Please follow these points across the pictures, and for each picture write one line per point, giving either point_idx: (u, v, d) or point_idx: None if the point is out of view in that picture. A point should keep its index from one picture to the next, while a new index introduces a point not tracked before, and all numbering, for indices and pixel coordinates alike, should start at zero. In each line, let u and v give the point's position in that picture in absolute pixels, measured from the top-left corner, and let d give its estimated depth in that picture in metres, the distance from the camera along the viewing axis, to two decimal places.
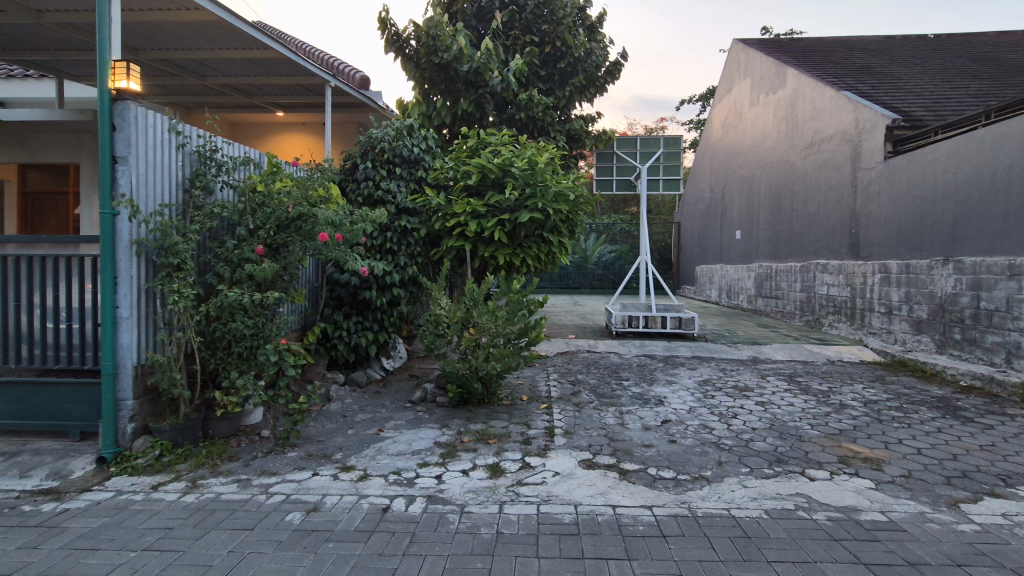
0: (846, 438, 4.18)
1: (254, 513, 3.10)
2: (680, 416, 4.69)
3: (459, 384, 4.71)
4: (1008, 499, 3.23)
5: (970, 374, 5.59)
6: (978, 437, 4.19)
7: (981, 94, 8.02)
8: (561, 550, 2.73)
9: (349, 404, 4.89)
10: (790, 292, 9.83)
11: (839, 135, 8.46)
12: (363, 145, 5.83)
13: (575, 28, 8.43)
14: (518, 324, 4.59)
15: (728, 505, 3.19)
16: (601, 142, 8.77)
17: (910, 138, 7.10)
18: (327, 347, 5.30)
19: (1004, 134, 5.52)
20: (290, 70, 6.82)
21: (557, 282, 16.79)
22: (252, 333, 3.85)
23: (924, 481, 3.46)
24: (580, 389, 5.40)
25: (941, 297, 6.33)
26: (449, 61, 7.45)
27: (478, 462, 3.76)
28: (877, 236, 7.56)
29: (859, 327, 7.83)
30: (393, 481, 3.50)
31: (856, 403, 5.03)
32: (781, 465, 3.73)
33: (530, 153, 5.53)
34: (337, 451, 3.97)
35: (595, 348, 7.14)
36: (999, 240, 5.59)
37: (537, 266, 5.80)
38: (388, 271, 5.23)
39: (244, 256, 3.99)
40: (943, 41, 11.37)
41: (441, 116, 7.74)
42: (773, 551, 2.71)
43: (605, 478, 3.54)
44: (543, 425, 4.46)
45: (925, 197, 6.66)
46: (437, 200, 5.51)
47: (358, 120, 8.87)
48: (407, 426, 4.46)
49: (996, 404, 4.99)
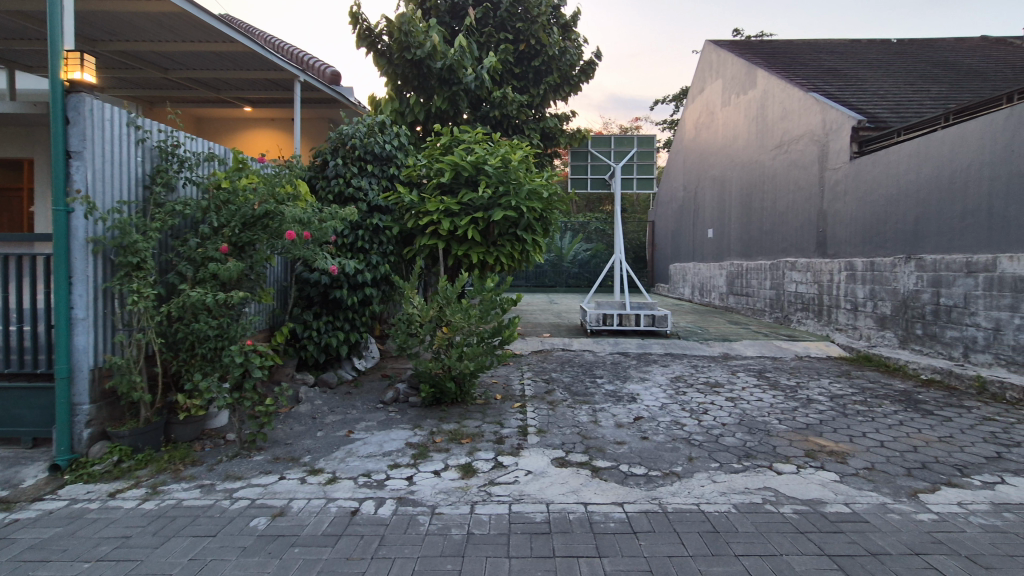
0: (812, 432, 4.27)
1: (217, 519, 3.01)
2: (652, 412, 4.73)
3: (432, 383, 4.65)
4: (964, 489, 3.33)
5: (931, 368, 5.76)
6: (938, 429, 4.33)
7: (942, 98, 8.29)
8: (532, 549, 2.72)
9: (319, 406, 4.79)
10: (760, 290, 10.01)
11: (807, 135, 8.65)
12: (333, 142, 5.73)
13: (549, 26, 8.41)
14: (492, 323, 4.56)
15: (698, 500, 3.22)
16: (576, 141, 8.82)
17: (874, 139, 7.29)
18: (297, 348, 5.21)
19: (962, 135, 5.73)
20: (257, 64, 6.65)
21: (532, 280, 16.84)
22: (216, 334, 3.74)
23: (886, 473, 3.55)
24: (553, 388, 5.40)
25: (904, 293, 6.51)
26: (423, 58, 7.37)
27: (450, 462, 3.72)
28: (843, 234, 7.76)
29: (826, 323, 8.02)
30: (362, 483, 3.43)
31: (823, 398, 5.15)
32: (750, 459, 3.78)
33: (503, 150, 5.51)
34: (305, 454, 3.89)
35: (570, 347, 7.14)
36: (957, 238, 5.80)
37: (512, 265, 5.77)
38: (359, 270, 5.15)
39: (208, 255, 3.87)
40: (906, 45, 11.74)
41: (414, 112, 7.65)
42: (741, 545, 2.75)
43: (577, 475, 3.54)
44: (516, 424, 4.44)
45: (887, 196, 6.87)
46: (409, 198, 5.45)
47: (329, 117, 8.73)
48: (378, 426, 4.39)
49: (954, 397, 5.15)
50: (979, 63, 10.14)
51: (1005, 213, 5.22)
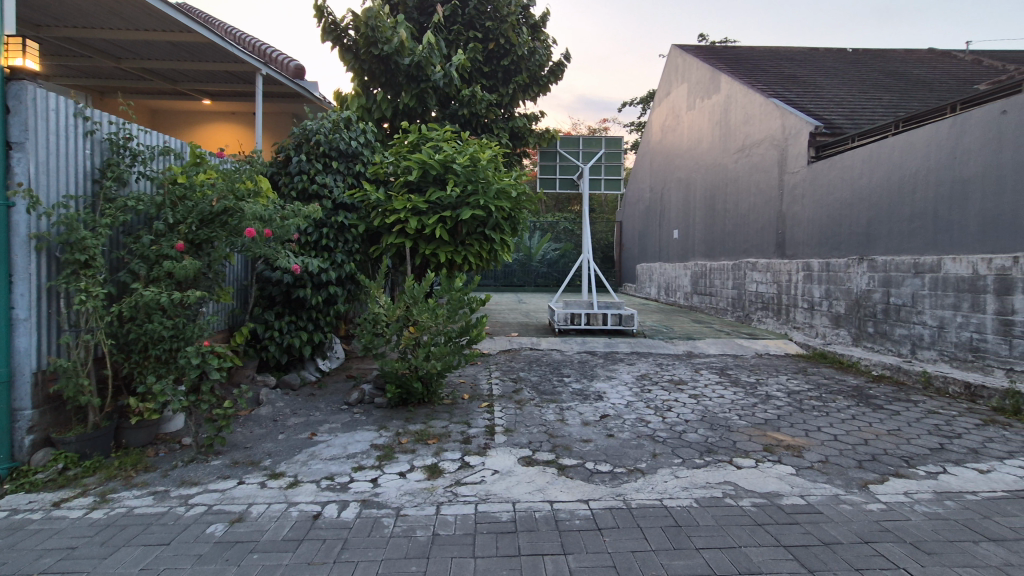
0: (770, 427, 4.41)
1: (171, 526, 2.90)
2: (617, 410, 4.79)
3: (398, 383, 4.59)
4: (910, 479, 3.50)
5: (881, 364, 6.04)
6: (887, 423, 4.53)
7: (892, 106, 8.68)
8: (498, 548, 2.72)
9: (281, 408, 4.67)
10: (723, 290, 10.28)
11: (767, 139, 8.92)
12: (297, 137, 5.60)
13: (518, 26, 8.41)
14: (459, 323, 4.53)
15: (661, 496, 3.28)
16: (545, 140, 8.86)
17: (830, 144, 7.57)
18: (258, 349, 5.08)
19: (910, 142, 6.02)
20: (216, 56, 6.43)
21: (501, 279, 16.86)
22: (171, 335, 3.60)
23: (839, 466, 3.69)
24: (521, 387, 5.41)
25: (857, 293, 6.79)
26: (390, 54, 7.28)
27: (415, 463, 3.68)
28: (801, 236, 8.04)
29: (784, 322, 8.29)
30: (325, 486, 3.37)
31: (781, 394, 5.32)
32: (711, 454, 3.88)
33: (472, 149, 5.49)
34: (265, 458, 3.78)
35: (538, 346, 7.17)
36: (905, 240, 6.08)
37: (480, 264, 5.76)
38: (323, 268, 5.05)
39: (162, 252, 3.72)
40: (861, 55, 12.24)
41: (381, 109, 7.55)
42: (701, 538, 2.82)
43: (543, 474, 3.56)
44: (484, 423, 4.43)
45: (842, 199, 7.14)
46: (375, 196, 5.37)
47: (292, 112, 8.52)
48: (342, 428, 4.31)
49: (902, 392, 5.40)
50: (926, 74, 10.66)
51: (950, 217, 5.51)
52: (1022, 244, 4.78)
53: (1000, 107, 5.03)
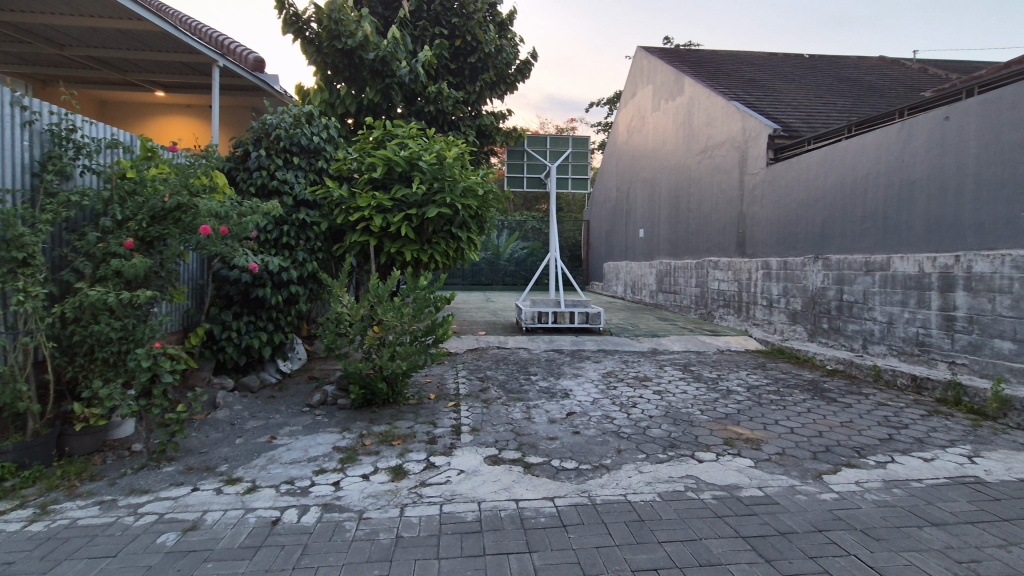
0: (731, 422, 4.52)
1: (118, 537, 2.76)
2: (583, 408, 4.83)
3: (362, 384, 4.51)
4: (861, 469, 3.65)
5: (835, 359, 6.28)
6: (840, 415, 4.71)
7: (846, 110, 9.03)
8: (462, 548, 2.70)
9: (239, 411, 4.52)
10: (687, 288, 10.51)
11: (729, 141, 9.16)
12: (256, 132, 5.45)
13: (485, 24, 8.37)
14: (425, 322, 4.47)
15: (625, 491, 3.32)
16: (512, 139, 8.84)
17: (787, 147, 7.82)
18: (214, 350, 4.93)
19: (862, 146, 6.26)
20: (170, 46, 6.18)
21: (469, 278, 16.79)
22: (120, 336, 3.43)
23: (795, 457, 3.82)
24: (488, 385, 5.40)
25: (813, 291, 7.04)
26: (354, 48, 7.13)
27: (379, 465, 3.62)
28: (760, 235, 8.29)
29: (745, 319, 8.53)
30: (285, 491, 3.28)
31: (741, 389, 5.47)
32: (674, 449, 3.96)
33: (438, 146, 5.43)
34: (222, 463, 3.65)
35: (505, 345, 7.17)
36: (858, 239, 6.34)
37: (446, 263, 5.70)
38: (284, 267, 4.91)
39: (110, 250, 3.54)
40: (817, 61, 12.69)
41: (345, 104, 7.40)
42: (664, 532, 2.86)
43: (509, 472, 3.56)
44: (450, 423, 4.39)
45: (798, 200, 7.40)
46: (339, 193, 5.26)
47: (252, 106, 8.28)
48: (304, 431, 4.21)
49: (855, 386, 5.63)
50: (877, 81, 11.13)
51: (898, 218, 5.77)
52: (964, 243, 5.04)
53: (944, 114, 5.28)
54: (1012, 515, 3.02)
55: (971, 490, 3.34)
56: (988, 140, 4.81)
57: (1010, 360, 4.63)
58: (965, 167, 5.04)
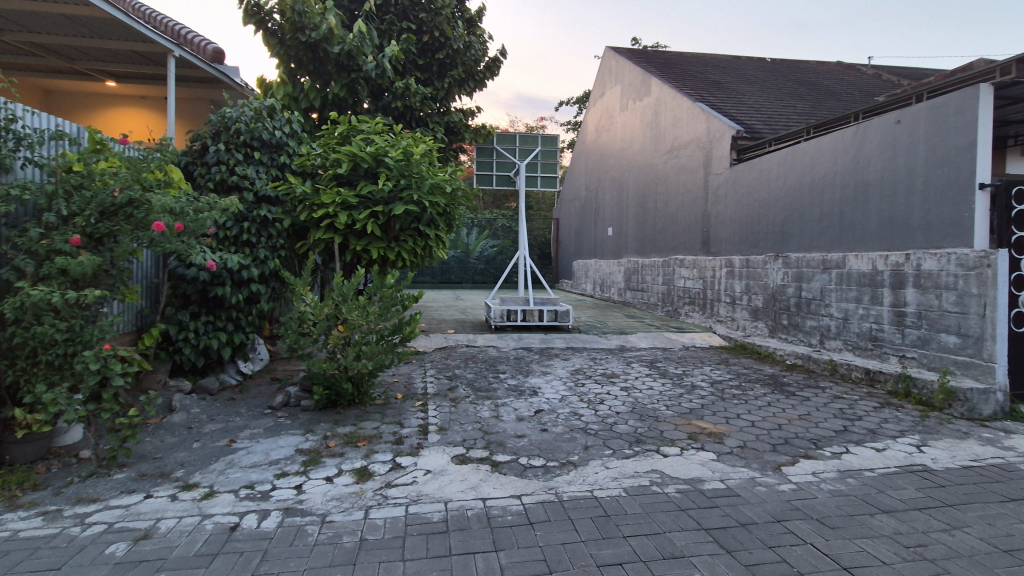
0: (694, 416, 4.62)
1: (63, 549, 2.63)
2: (551, 405, 4.85)
3: (326, 384, 4.41)
4: (818, 460, 3.77)
5: (794, 354, 6.49)
6: (799, 408, 4.87)
7: (805, 113, 9.33)
8: (428, 549, 2.67)
9: (196, 414, 4.37)
10: (654, 286, 10.69)
11: (694, 142, 9.34)
12: (215, 125, 5.29)
13: (453, 20, 8.30)
14: (391, 321, 4.40)
15: (591, 487, 3.35)
16: (481, 136, 8.80)
17: (749, 148, 8.02)
18: (171, 351, 4.77)
19: (820, 148, 6.47)
20: (121, 35, 5.92)
21: (438, 277, 16.66)
22: (65, 338, 3.26)
23: (755, 450, 3.92)
24: (456, 384, 5.37)
25: (773, 288, 7.25)
26: (318, 41, 6.97)
27: (344, 467, 3.55)
28: (723, 234, 8.49)
29: (709, 315, 8.73)
30: (244, 496, 3.18)
31: (705, 384, 5.60)
32: (639, 444, 4.01)
33: (405, 143, 5.35)
34: (177, 468, 3.52)
35: (474, 343, 7.15)
36: (816, 238, 6.56)
37: (414, 261, 5.63)
38: (244, 264, 4.77)
39: (55, 247, 3.36)
40: (778, 64, 13.07)
41: (309, 98, 7.24)
42: (629, 526, 2.89)
43: (477, 471, 3.54)
44: (417, 423, 4.34)
45: (760, 200, 7.61)
46: (302, 188, 5.13)
47: (211, 99, 8.02)
48: (265, 433, 4.09)
49: (812, 380, 5.83)
50: (834, 86, 11.54)
51: (853, 217, 6.00)
52: (914, 242, 5.27)
53: (896, 118, 5.49)
54: (956, 501, 3.18)
55: (919, 478, 3.50)
56: (936, 143, 5.03)
57: (955, 354, 4.87)
58: (915, 169, 5.27)
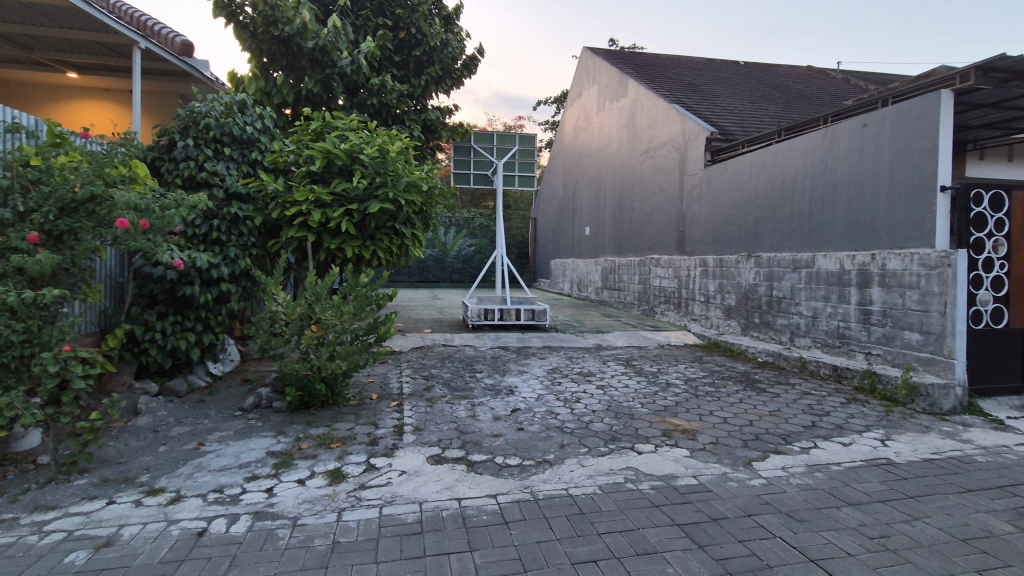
0: (669, 414, 4.68)
1: (19, 559, 2.52)
2: (528, 404, 4.86)
3: (299, 385, 4.33)
4: (787, 455, 3.86)
5: (765, 351, 6.63)
6: (769, 404, 4.98)
7: (777, 116, 9.53)
8: (402, 551, 2.64)
9: (163, 417, 4.24)
10: (630, 285, 10.80)
11: (669, 142, 9.47)
12: (183, 120, 5.16)
13: (431, 17, 8.23)
14: (366, 320, 4.35)
15: (567, 485, 3.36)
16: (458, 135, 8.75)
17: (723, 149, 8.16)
18: (136, 353, 4.64)
19: (790, 150, 6.63)
20: (83, 24, 5.71)
21: (415, 275, 16.55)
22: (22, 339, 3.13)
23: (727, 446, 3.99)
24: (432, 384, 5.33)
25: (746, 287, 7.39)
26: (291, 36, 6.85)
27: (316, 469, 3.49)
28: (698, 234, 8.62)
29: (684, 314, 8.86)
30: (212, 500, 3.10)
31: (679, 382, 5.68)
32: (615, 442, 4.04)
33: (381, 140, 5.29)
34: (143, 473, 3.41)
35: (451, 343, 7.11)
36: (787, 238, 6.72)
37: (389, 260, 5.57)
38: (214, 263, 4.65)
39: (10, 245, 3.21)
40: (751, 68, 13.33)
41: (282, 94, 7.12)
42: (603, 523, 2.92)
43: (452, 471, 3.52)
44: (392, 423, 4.30)
45: (733, 200, 7.75)
46: (274, 185, 5.03)
47: (179, 92, 7.80)
48: (234, 436, 4.00)
49: (783, 376, 5.97)
50: (805, 90, 11.82)
51: (822, 219, 6.16)
52: (879, 242, 5.44)
53: (862, 121, 5.65)
54: (917, 493, 3.29)
55: (883, 471, 3.61)
56: (900, 147, 5.19)
57: (917, 350, 5.03)
58: (880, 171, 5.43)
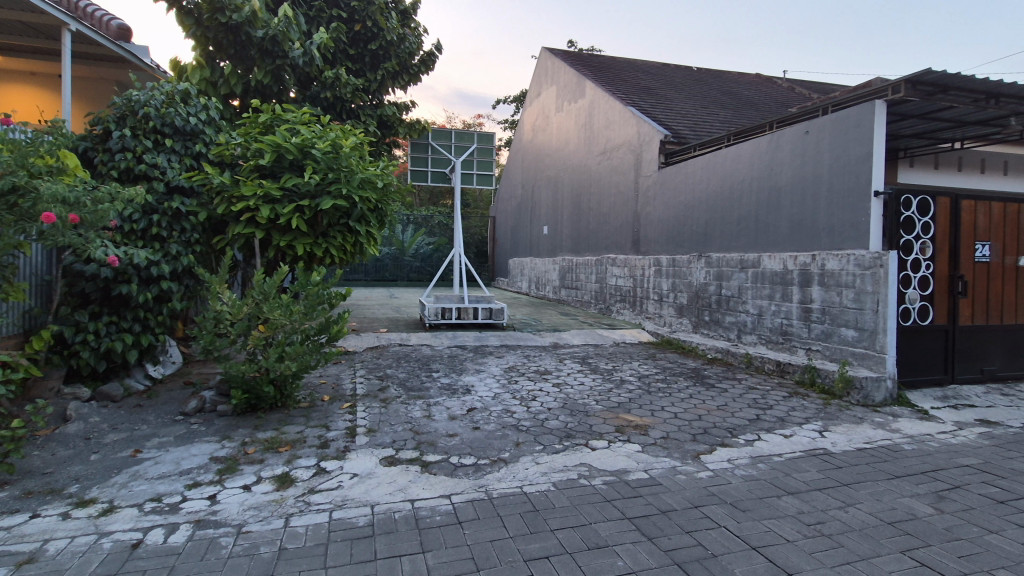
0: (622, 410, 4.78)
1: None
2: (484, 403, 4.86)
3: (246, 388, 4.16)
4: (733, 447, 4.01)
5: (715, 348, 6.87)
6: (718, 399, 5.16)
7: (727, 121, 9.89)
8: (353, 555, 2.59)
9: (96, 424, 4.00)
10: (587, 283, 10.96)
11: (625, 144, 9.66)
12: (119, 108, 4.91)
13: (387, 10, 8.07)
14: (318, 320, 4.24)
15: (521, 483, 3.38)
16: (415, 132, 8.63)
17: (676, 152, 8.39)
18: (66, 355, 4.35)
19: (738, 154, 6.88)
20: (6, 3, 5.31)
21: (372, 274, 16.28)
22: None
23: (677, 440, 4.11)
24: (387, 384, 5.26)
25: (696, 286, 7.63)
26: (240, 24, 6.58)
27: (263, 474, 3.38)
28: (652, 234, 8.83)
29: (639, 312, 9.07)
30: (149, 510, 2.95)
31: (633, 378, 5.81)
32: (569, 439, 4.10)
33: (334, 135, 5.15)
34: (72, 483, 3.21)
35: (407, 342, 7.03)
36: (735, 239, 6.98)
37: (343, 258, 5.44)
38: (153, 260, 4.42)
39: None
40: (704, 73, 13.77)
41: (229, 84, 6.85)
42: (556, 520, 2.95)
43: (406, 472, 3.48)
44: (344, 425, 4.21)
45: (685, 202, 7.97)
46: (219, 179, 4.82)
47: (116, 79, 7.39)
48: (175, 441, 3.81)
49: (730, 372, 6.21)
50: (753, 96, 12.30)
51: (767, 221, 6.43)
52: (819, 244, 5.72)
53: (804, 128, 5.92)
54: (850, 480, 3.49)
55: (820, 461, 3.81)
56: (839, 153, 5.48)
57: (853, 346, 5.33)
58: (821, 176, 5.71)
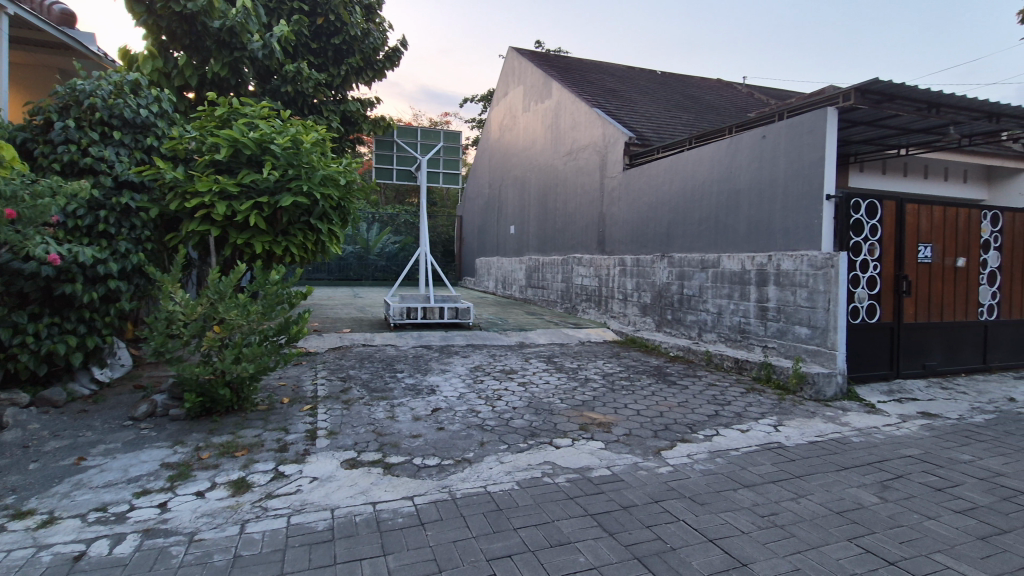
0: (586, 408, 4.83)
1: None
2: (449, 403, 4.84)
3: (200, 391, 4.01)
4: (692, 443, 4.11)
5: (677, 346, 7.03)
6: (679, 396, 5.28)
7: (690, 124, 10.11)
8: (311, 560, 2.53)
9: (35, 431, 3.79)
10: (554, 283, 11.03)
11: (591, 145, 9.78)
12: (63, 98, 4.72)
13: (350, 5, 7.92)
14: (277, 320, 4.14)
15: (485, 483, 3.38)
16: (380, 129, 8.50)
17: (640, 154, 8.54)
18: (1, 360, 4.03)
19: (699, 157, 7.06)
20: None
21: (336, 273, 15.97)
22: None
23: (639, 437, 4.19)
24: (350, 385, 5.17)
25: (659, 285, 7.78)
26: (195, 14, 6.34)
27: (218, 480, 3.26)
28: (617, 234, 8.96)
29: (604, 312, 9.19)
30: (93, 520, 2.81)
31: (597, 377, 5.89)
32: (533, 438, 4.11)
33: (294, 130, 5.00)
34: (7, 494, 3.03)
35: (371, 342, 6.93)
36: (696, 240, 7.15)
37: (304, 256, 5.31)
38: (100, 258, 4.23)
39: None
40: (668, 77, 14.06)
41: (184, 75, 6.59)
42: (519, 518, 2.96)
43: (368, 475, 3.43)
44: (304, 428, 4.12)
45: (649, 203, 8.12)
46: (171, 174, 4.65)
47: (57, 66, 6.96)
48: (123, 447, 3.65)
49: (691, 369, 6.37)
50: (715, 101, 12.63)
51: (727, 222, 6.62)
52: (775, 245, 5.93)
53: (762, 132, 6.11)
54: (802, 472, 3.63)
55: (775, 454, 3.94)
56: (793, 157, 5.69)
57: (806, 343, 5.55)
58: (776, 179, 5.92)
